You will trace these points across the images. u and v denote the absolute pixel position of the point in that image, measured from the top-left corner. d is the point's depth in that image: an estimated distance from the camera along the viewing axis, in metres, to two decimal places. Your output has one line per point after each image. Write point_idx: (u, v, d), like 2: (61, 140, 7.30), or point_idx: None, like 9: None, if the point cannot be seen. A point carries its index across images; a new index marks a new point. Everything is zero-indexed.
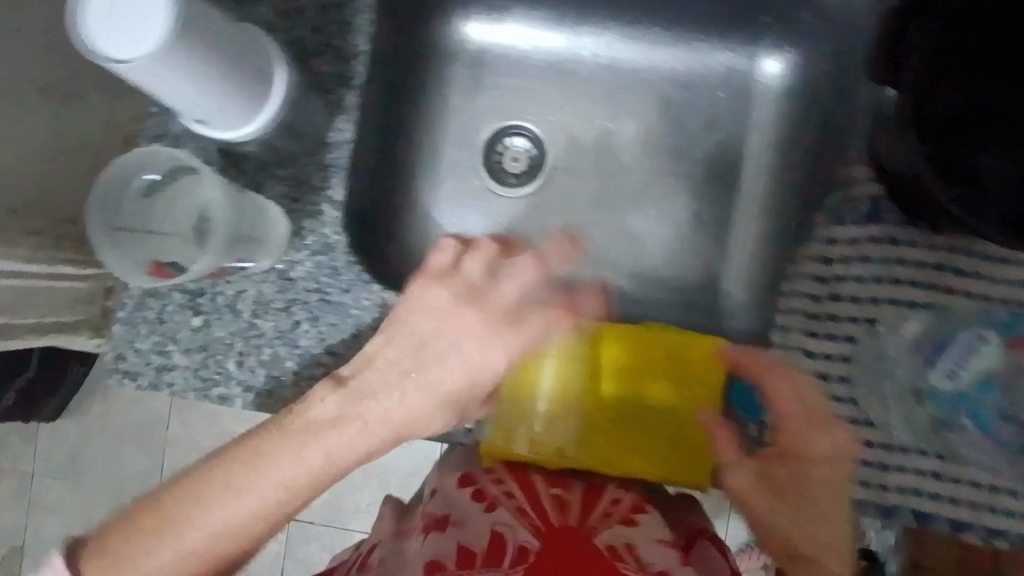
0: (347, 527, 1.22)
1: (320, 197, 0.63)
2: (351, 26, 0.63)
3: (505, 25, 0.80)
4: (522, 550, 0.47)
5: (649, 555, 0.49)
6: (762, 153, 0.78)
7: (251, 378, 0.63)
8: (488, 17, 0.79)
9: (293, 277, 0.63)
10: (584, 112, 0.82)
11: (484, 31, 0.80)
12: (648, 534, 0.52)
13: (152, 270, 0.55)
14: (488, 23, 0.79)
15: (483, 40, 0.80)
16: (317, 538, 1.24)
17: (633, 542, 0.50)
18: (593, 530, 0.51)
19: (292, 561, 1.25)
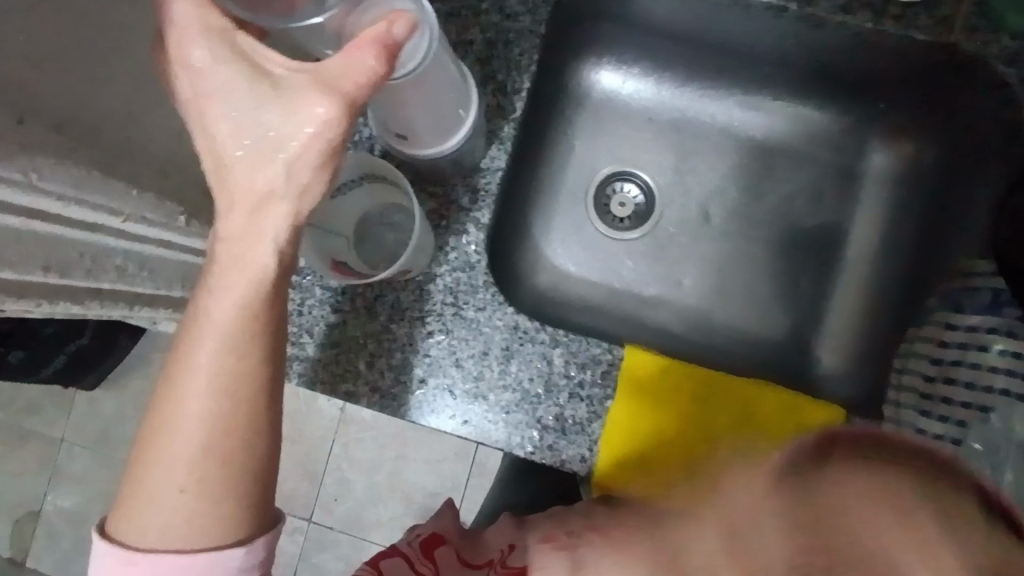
0: (365, 536, 1.37)
1: (466, 217, 0.66)
2: (515, 63, 0.67)
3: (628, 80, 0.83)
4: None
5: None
6: (865, 231, 0.81)
7: (378, 379, 0.65)
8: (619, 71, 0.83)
9: (431, 289, 0.65)
10: (696, 170, 0.85)
11: (610, 83, 0.83)
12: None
13: (332, 266, 0.58)
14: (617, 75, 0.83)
15: (609, 92, 0.84)
16: (333, 546, 1.39)
17: None
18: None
19: (305, 564, 1.39)
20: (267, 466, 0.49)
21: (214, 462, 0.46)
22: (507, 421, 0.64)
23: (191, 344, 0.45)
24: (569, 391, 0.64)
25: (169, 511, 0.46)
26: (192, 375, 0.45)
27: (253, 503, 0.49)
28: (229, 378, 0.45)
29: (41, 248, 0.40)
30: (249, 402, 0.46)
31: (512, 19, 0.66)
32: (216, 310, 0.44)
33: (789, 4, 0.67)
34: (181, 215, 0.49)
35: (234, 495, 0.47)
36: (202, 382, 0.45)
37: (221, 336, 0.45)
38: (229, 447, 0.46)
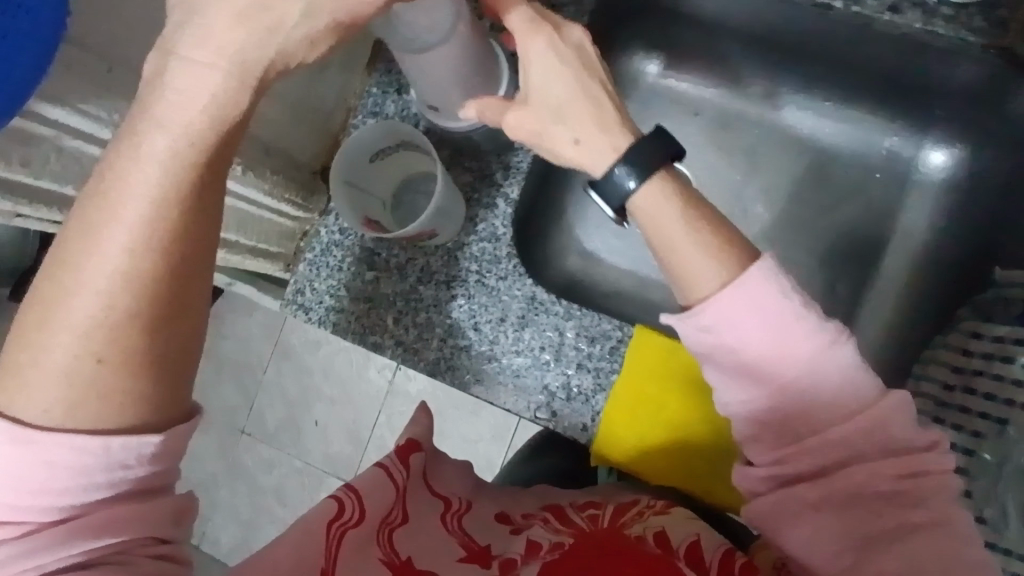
0: None
1: (497, 192, 0.71)
2: None
3: (672, 75, 0.85)
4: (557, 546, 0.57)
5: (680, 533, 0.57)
6: (909, 239, 0.79)
7: (402, 334, 0.71)
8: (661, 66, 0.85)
9: (459, 256, 0.70)
10: (737, 165, 0.85)
11: (654, 77, 0.85)
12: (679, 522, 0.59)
13: (364, 222, 0.63)
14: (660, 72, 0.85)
15: (652, 86, 0.85)
16: None
17: (664, 529, 0.58)
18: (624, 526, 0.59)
19: None
20: (192, 345, 0.44)
21: (126, 323, 0.40)
22: (517, 385, 0.68)
23: (120, 183, 0.40)
24: (577, 363, 0.67)
25: (69, 383, 0.40)
26: (122, 217, 0.40)
27: (173, 383, 0.43)
28: (155, 228, 0.40)
29: None
30: (175, 261, 0.41)
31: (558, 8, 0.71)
32: (150, 150, 0.40)
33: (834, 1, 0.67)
34: (236, 164, 0.60)
35: (155, 370, 0.41)
36: (127, 227, 0.40)
37: (151, 179, 0.40)
38: (149, 312, 0.41)
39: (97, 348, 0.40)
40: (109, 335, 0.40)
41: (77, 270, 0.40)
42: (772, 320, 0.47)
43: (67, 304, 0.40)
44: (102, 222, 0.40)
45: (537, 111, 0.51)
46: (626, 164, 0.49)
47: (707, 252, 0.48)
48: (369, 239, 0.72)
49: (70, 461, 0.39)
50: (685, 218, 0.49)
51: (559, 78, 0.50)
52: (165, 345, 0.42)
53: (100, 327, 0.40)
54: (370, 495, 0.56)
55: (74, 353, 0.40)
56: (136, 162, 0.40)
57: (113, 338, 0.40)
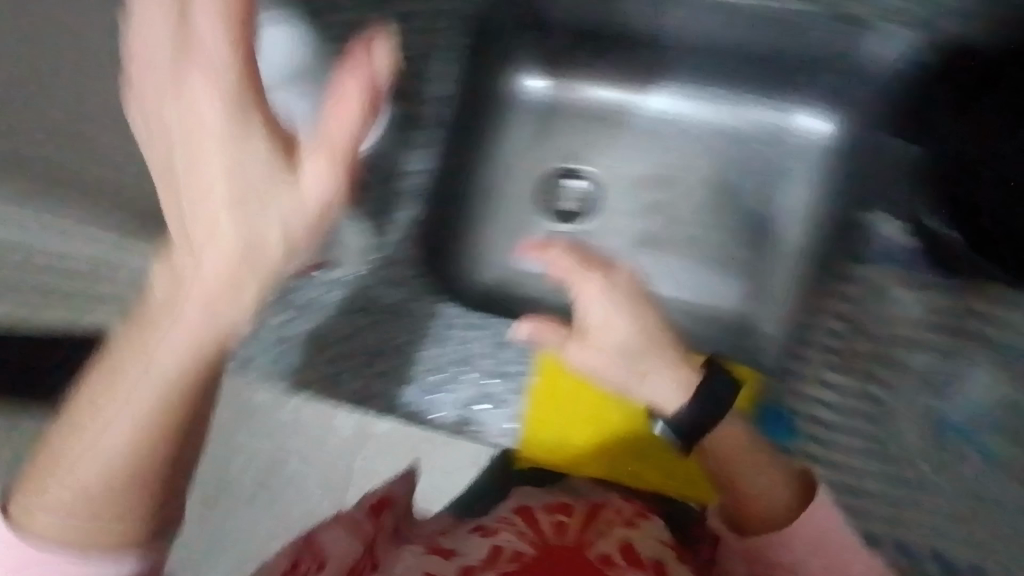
0: None
1: (398, 220, 0.73)
2: (431, 74, 0.73)
3: (551, 86, 0.87)
4: (517, 555, 0.55)
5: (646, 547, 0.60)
6: (803, 205, 0.84)
7: (327, 373, 0.71)
8: (541, 77, 0.87)
9: (369, 286, 0.71)
10: (635, 161, 0.88)
11: (540, 87, 0.87)
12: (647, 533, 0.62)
13: None
14: (543, 83, 0.87)
15: (540, 95, 0.87)
16: None
17: (629, 543, 0.60)
18: (589, 542, 0.58)
19: None
20: (196, 454, 0.43)
21: (175, 427, 0.40)
22: (441, 399, 0.71)
23: (144, 349, 0.38)
24: (494, 368, 0.71)
25: (74, 514, 0.40)
26: (151, 350, 0.38)
27: (166, 502, 0.42)
28: (212, 319, 0.37)
29: None
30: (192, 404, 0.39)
31: (433, 36, 0.74)
32: (206, 241, 0.35)
33: None
34: None
35: (155, 496, 0.41)
36: (172, 352, 0.37)
37: (237, 233, 0.35)
38: (178, 425, 0.40)
39: (114, 474, 0.40)
40: (143, 454, 0.40)
41: (105, 398, 0.39)
42: (829, 527, 0.55)
43: (98, 429, 0.40)
44: (133, 345, 0.38)
45: (609, 357, 0.59)
46: (701, 396, 0.59)
47: (776, 484, 0.57)
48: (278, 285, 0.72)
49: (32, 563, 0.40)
50: (766, 460, 0.58)
51: (612, 325, 0.58)
52: (181, 459, 0.41)
53: (131, 450, 0.40)
54: (331, 548, 0.60)
55: (94, 475, 0.40)
56: (214, 228, 0.35)
57: (137, 474, 0.40)
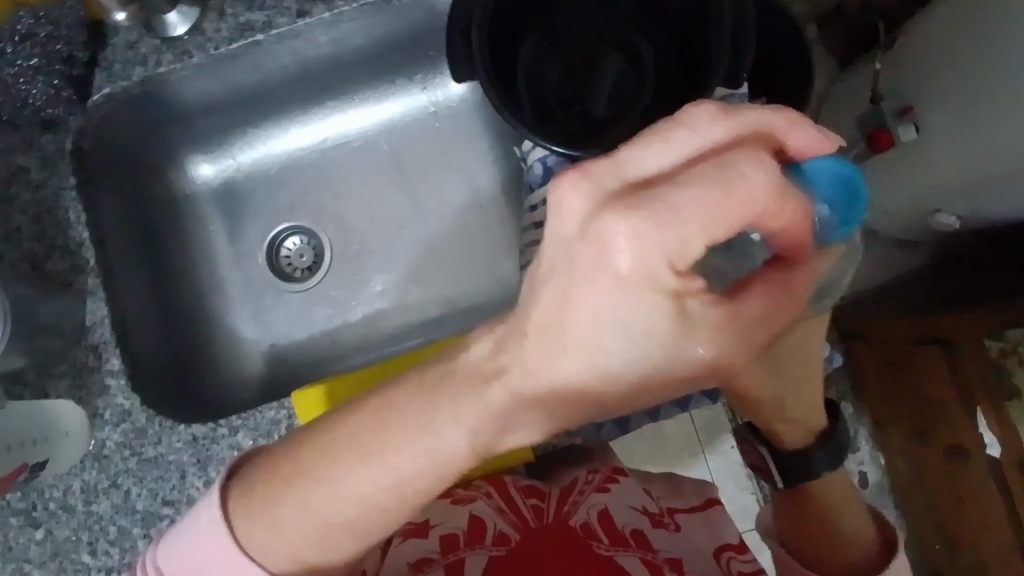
0: None
1: (102, 373, 0.69)
2: (67, 222, 0.71)
3: (217, 161, 0.87)
4: (503, 539, 0.61)
5: (621, 516, 0.63)
6: (490, 159, 0.89)
7: (109, 560, 0.66)
8: (204, 157, 0.86)
9: (107, 453, 0.68)
10: (335, 193, 0.90)
11: (210, 170, 0.87)
12: (620, 499, 0.65)
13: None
14: (209, 164, 0.87)
15: (212, 177, 0.88)
16: None
17: (607, 509, 0.64)
18: (568, 515, 0.63)
19: None
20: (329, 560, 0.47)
21: (387, 521, 0.44)
22: None
23: (406, 421, 0.42)
24: None
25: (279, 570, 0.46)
26: (424, 434, 0.41)
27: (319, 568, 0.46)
28: (398, 478, 0.42)
29: None
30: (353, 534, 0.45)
31: (41, 185, 0.71)
32: (683, 189, 0.34)
33: (256, 35, 0.73)
34: None
35: (316, 556, 0.46)
36: (383, 472, 0.42)
37: (450, 420, 0.41)
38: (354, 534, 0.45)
39: (311, 527, 0.45)
40: (333, 531, 0.45)
41: (370, 444, 0.42)
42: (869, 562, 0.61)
43: (337, 478, 0.43)
44: (385, 439, 0.42)
45: None
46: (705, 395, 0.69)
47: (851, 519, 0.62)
48: (15, 502, 0.67)
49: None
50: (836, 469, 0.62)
51: None
52: (319, 558, 0.46)
53: (325, 524, 0.44)
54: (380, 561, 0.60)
55: (321, 524, 0.44)
56: (426, 416, 0.41)
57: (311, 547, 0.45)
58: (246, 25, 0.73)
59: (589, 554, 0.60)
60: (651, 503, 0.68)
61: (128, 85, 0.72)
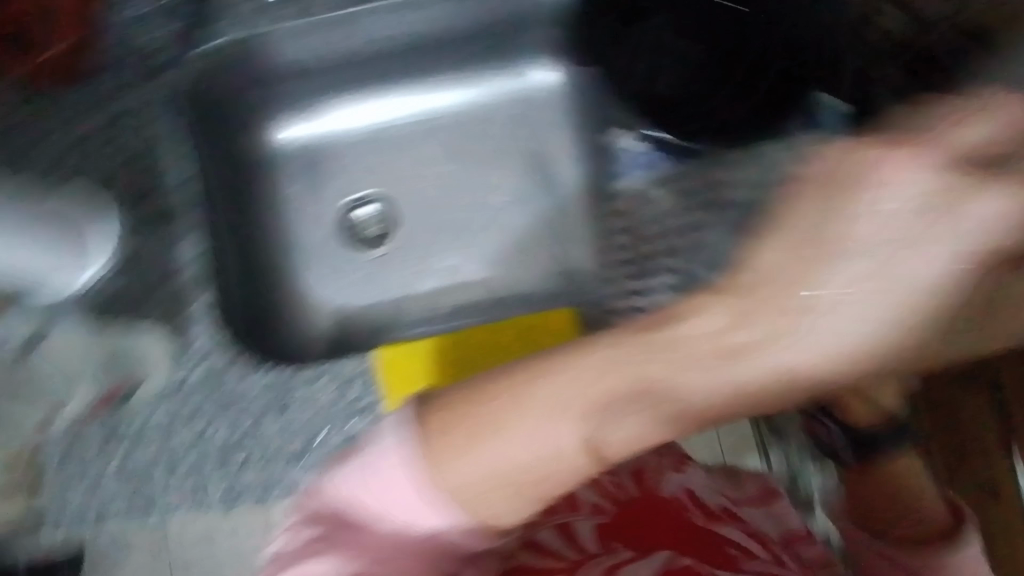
0: None
1: (192, 310, 0.72)
2: (172, 163, 0.74)
3: (304, 125, 0.90)
4: (599, 509, 0.62)
5: (707, 495, 0.66)
6: (564, 147, 0.94)
7: (183, 489, 0.68)
8: (294, 119, 0.90)
9: (190, 385, 0.70)
10: (415, 166, 0.94)
11: (297, 133, 0.91)
12: (698, 480, 0.68)
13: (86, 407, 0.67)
14: (298, 127, 0.90)
15: (299, 140, 0.91)
16: None
17: (691, 488, 0.67)
18: (656, 488, 0.66)
19: None
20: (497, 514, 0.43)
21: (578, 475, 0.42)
22: (309, 461, 0.69)
23: (651, 364, 0.40)
24: (349, 408, 0.71)
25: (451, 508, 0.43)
26: (665, 380, 0.40)
27: (486, 517, 0.43)
28: (621, 426, 0.41)
29: None
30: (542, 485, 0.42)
31: (151, 126, 0.74)
32: (977, 207, 0.43)
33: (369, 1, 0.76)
34: None
35: (491, 503, 0.42)
36: (609, 417, 0.40)
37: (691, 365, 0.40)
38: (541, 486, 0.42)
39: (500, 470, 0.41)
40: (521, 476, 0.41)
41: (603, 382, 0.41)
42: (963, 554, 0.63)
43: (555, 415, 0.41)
44: (623, 378, 0.40)
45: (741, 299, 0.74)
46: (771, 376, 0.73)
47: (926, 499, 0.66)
48: (91, 428, 0.68)
49: (381, 518, 0.44)
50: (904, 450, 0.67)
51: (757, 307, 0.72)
52: (495, 506, 0.42)
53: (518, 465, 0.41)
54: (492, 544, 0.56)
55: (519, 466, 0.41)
56: (672, 362, 0.40)
57: (491, 491, 0.42)
58: None
59: (686, 525, 0.62)
60: (720, 486, 0.71)
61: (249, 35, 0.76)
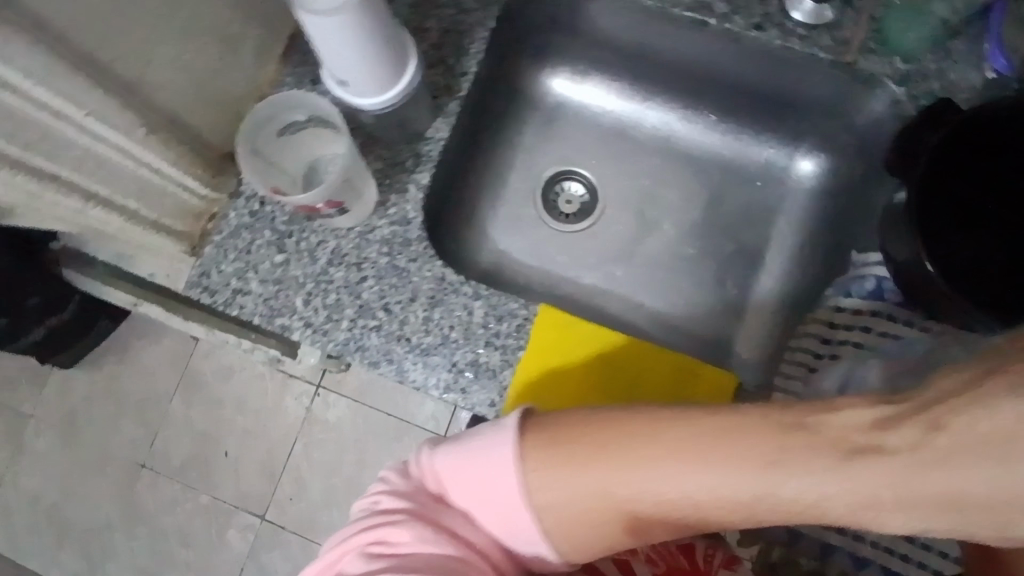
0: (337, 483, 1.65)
1: (408, 178, 0.73)
2: (466, 50, 0.76)
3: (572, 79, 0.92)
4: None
5: None
6: (786, 240, 0.89)
7: (313, 316, 0.71)
8: (568, 75, 0.92)
9: (370, 238, 0.72)
10: (640, 174, 0.94)
11: (561, 87, 0.93)
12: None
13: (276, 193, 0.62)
14: (565, 81, 0.92)
15: (558, 94, 0.93)
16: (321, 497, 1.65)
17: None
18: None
19: (296, 511, 1.66)
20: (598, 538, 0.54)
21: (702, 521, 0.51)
22: (425, 363, 0.69)
23: (761, 467, 0.46)
24: (485, 341, 0.70)
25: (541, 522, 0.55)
26: (779, 482, 0.46)
27: (581, 537, 0.54)
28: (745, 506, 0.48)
29: (11, 117, 0.47)
30: (646, 524, 0.53)
31: (466, 12, 0.76)
32: None
33: (710, 18, 0.75)
34: (140, 128, 0.57)
35: (581, 526, 0.54)
36: (707, 486, 0.48)
37: (800, 478, 0.45)
38: (642, 524, 0.53)
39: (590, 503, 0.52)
40: (619, 514, 0.53)
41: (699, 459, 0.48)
42: None
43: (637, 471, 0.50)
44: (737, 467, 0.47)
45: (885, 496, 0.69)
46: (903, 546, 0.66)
47: None
48: (279, 223, 0.73)
49: (485, 509, 0.56)
50: None
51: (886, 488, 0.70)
52: (580, 531, 0.54)
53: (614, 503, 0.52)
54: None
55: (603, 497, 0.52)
56: (789, 474, 0.45)
57: (586, 521, 0.53)
58: (707, 5, 0.75)
59: None
60: None
61: None
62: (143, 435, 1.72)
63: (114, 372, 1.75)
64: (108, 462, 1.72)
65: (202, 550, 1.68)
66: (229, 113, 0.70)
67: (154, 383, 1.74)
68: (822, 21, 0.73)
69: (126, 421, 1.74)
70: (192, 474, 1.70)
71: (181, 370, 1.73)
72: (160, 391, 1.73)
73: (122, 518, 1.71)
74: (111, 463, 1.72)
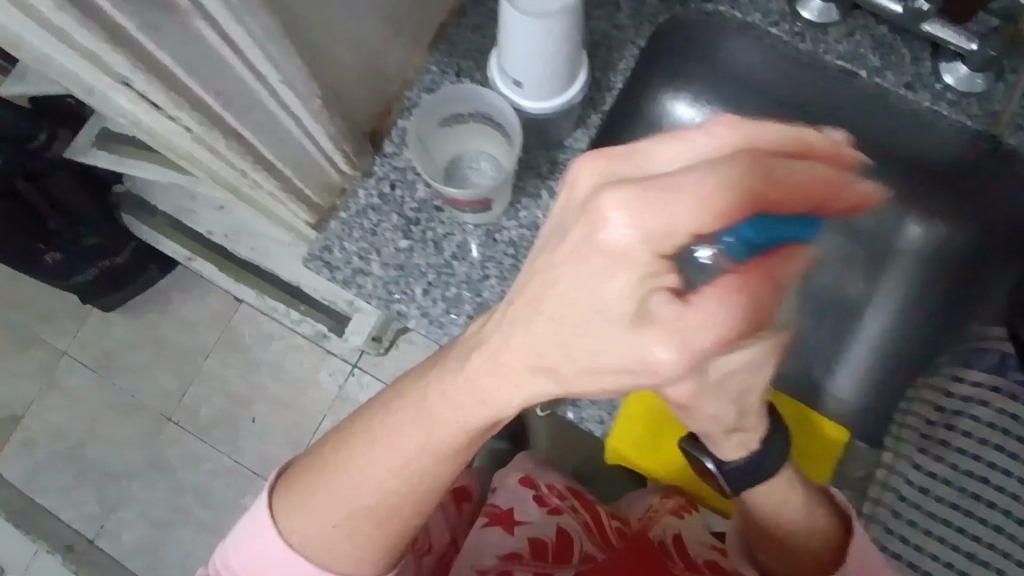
0: None
1: (542, 183, 0.73)
2: (614, 66, 0.76)
3: None
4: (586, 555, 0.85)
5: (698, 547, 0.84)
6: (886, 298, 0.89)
7: (431, 307, 0.71)
8: None
9: (498, 237, 0.71)
10: None
11: None
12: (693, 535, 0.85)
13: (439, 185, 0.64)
14: None
15: None
16: None
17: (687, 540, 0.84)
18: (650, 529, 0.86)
19: None
20: (428, 482, 0.62)
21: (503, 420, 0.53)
22: None
23: (499, 340, 0.46)
24: None
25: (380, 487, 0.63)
26: (518, 328, 0.44)
27: (427, 485, 0.63)
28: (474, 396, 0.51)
29: (224, 78, 0.46)
30: (431, 454, 0.60)
31: (619, 28, 0.76)
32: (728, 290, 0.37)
33: (860, 71, 0.75)
34: (318, 99, 0.55)
35: (399, 477, 0.62)
36: (461, 377, 0.51)
37: (529, 331, 0.43)
38: (408, 460, 0.61)
39: (380, 464, 0.63)
40: (390, 467, 0.62)
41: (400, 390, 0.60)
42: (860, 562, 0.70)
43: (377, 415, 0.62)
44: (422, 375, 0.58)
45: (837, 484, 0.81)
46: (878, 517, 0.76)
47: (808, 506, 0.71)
48: (407, 209, 0.72)
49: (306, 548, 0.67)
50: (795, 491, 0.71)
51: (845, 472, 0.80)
52: (420, 480, 0.62)
53: (389, 464, 0.62)
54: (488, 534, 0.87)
55: (379, 451, 0.62)
56: (510, 337, 0.45)
57: (390, 470, 0.62)
58: (860, 58, 0.75)
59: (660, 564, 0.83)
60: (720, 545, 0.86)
61: (738, 18, 0.76)
62: (174, 389, 1.72)
63: (153, 322, 1.74)
64: (136, 410, 1.72)
65: (217, 512, 1.67)
66: (378, 94, 0.69)
67: (192, 338, 1.74)
68: (972, 88, 0.73)
69: (157, 372, 1.73)
70: (217, 434, 1.70)
71: (220, 329, 1.73)
72: (196, 347, 1.73)
73: (141, 469, 1.71)
74: (139, 412, 1.72)
